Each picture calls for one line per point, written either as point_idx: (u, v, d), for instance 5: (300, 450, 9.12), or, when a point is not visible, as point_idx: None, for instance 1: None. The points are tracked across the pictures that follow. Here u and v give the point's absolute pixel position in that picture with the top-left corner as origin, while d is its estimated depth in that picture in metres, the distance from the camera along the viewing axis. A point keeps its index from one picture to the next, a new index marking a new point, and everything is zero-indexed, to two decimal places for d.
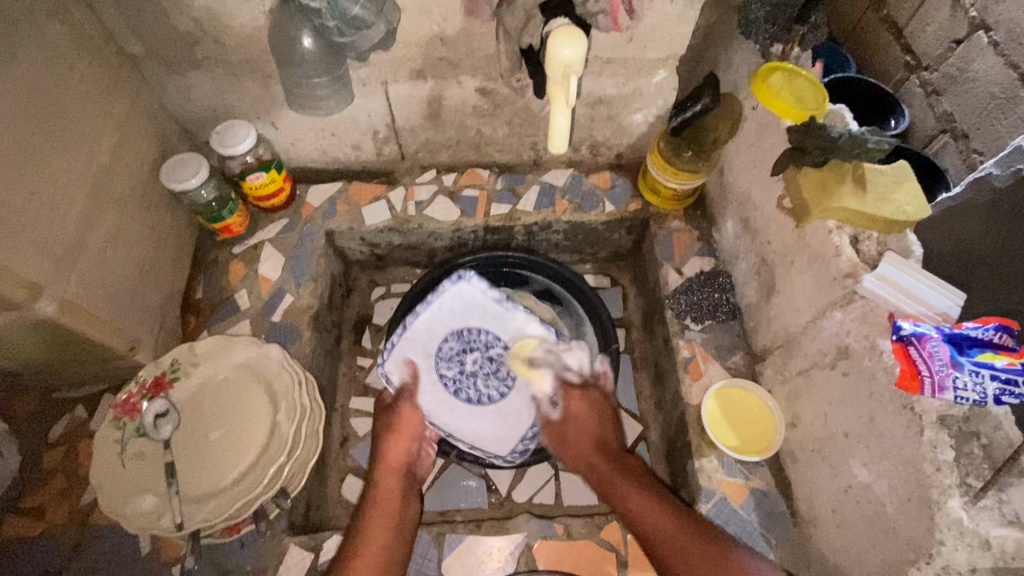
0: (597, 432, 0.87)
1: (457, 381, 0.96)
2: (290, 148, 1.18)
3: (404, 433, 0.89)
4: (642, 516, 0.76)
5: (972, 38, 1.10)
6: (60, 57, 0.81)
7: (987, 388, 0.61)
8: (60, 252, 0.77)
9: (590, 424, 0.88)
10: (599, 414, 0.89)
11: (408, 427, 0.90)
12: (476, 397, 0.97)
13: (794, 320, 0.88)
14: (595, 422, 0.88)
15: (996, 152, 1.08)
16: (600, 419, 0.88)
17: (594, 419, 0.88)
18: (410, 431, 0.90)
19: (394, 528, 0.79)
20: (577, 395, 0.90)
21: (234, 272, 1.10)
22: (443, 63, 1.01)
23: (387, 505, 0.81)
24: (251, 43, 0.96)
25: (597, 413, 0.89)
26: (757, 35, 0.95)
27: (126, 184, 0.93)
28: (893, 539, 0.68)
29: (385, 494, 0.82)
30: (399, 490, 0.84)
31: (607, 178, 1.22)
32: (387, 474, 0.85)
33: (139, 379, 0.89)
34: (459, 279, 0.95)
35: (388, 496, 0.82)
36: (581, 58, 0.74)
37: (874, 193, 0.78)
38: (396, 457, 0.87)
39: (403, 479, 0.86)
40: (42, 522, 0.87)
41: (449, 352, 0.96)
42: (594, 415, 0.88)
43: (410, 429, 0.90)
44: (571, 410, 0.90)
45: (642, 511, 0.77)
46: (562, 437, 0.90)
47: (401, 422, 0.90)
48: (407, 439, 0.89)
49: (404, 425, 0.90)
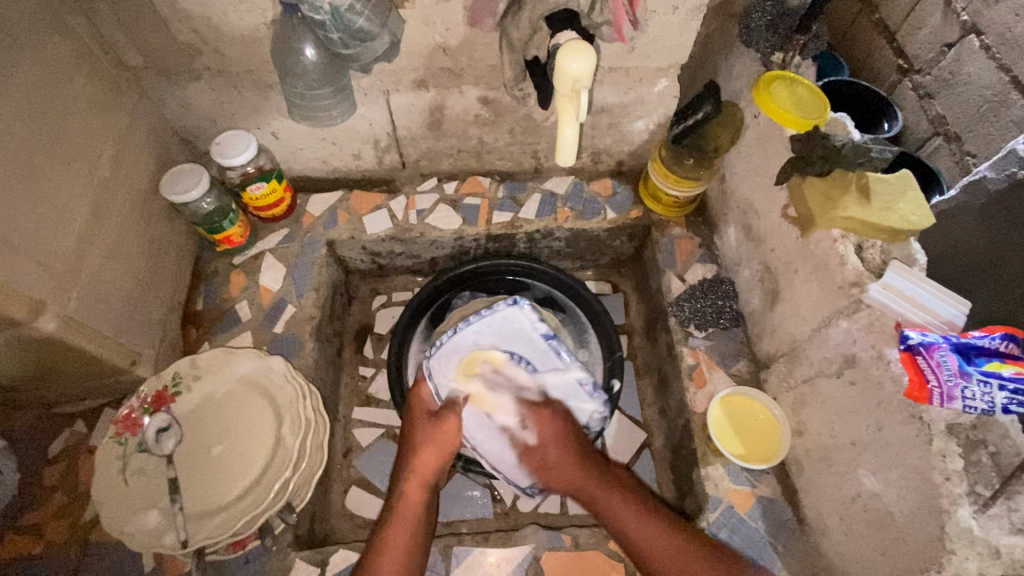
0: (576, 454, 0.85)
1: None
2: (290, 157, 1.17)
3: (444, 447, 0.85)
4: (639, 532, 0.78)
5: (963, 42, 1.13)
6: (57, 70, 0.79)
7: (996, 398, 0.60)
8: (60, 269, 0.76)
9: (559, 450, 0.85)
10: (575, 436, 0.87)
11: (448, 440, 0.86)
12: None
13: (799, 327, 0.89)
14: (567, 446, 0.86)
15: (989, 154, 1.11)
16: (578, 440, 0.87)
17: (566, 440, 0.86)
18: (449, 443, 0.86)
19: (415, 542, 0.78)
20: (547, 416, 0.87)
21: (234, 282, 1.10)
22: (445, 73, 1.01)
23: (411, 520, 0.79)
24: (252, 53, 0.95)
25: (569, 433, 0.87)
26: (757, 44, 0.97)
27: (125, 197, 0.92)
28: (903, 548, 0.68)
29: (411, 506, 0.81)
30: (426, 504, 0.82)
31: (607, 185, 1.23)
32: (416, 484, 0.82)
33: (139, 393, 0.87)
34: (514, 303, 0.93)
35: (414, 509, 0.80)
36: (590, 72, 0.74)
37: (878, 201, 0.78)
38: (430, 467, 0.84)
39: (431, 493, 0.84)
40: (41, 540, 0.86)
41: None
42: (564, 436, 0.86)
43: (451, 442, 0.86)
44: (542, 429, 0.87)
45: (636, 536, 0.78)
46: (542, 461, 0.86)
47: (441, 433, 0.86)
48: (444, 454, 0.85)
49: (447, 437, 0.86)
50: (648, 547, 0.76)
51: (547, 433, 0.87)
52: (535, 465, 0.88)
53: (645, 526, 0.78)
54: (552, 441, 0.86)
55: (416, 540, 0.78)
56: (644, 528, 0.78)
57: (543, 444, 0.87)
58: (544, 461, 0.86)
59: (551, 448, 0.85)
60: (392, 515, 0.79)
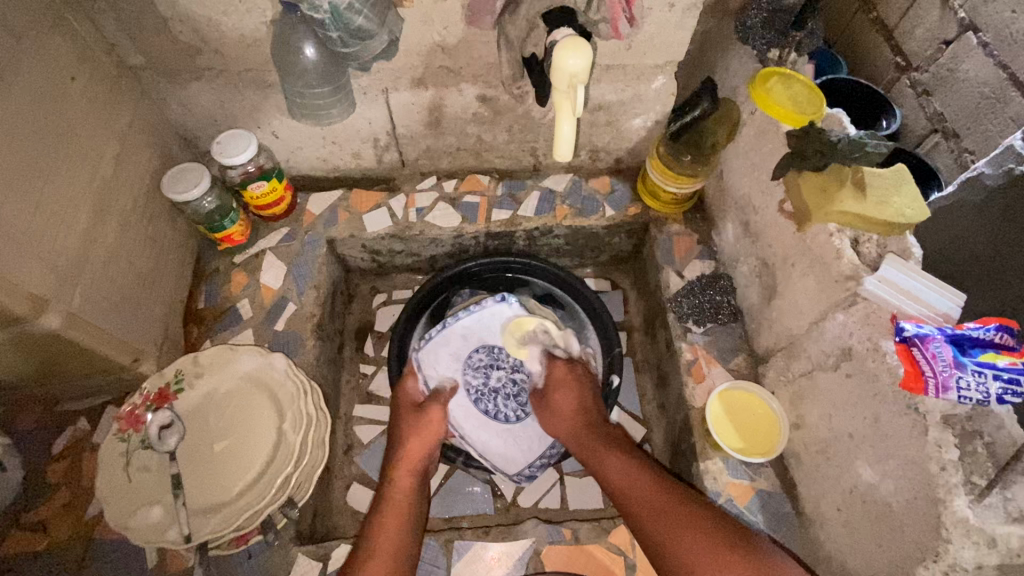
0: (581, 400, 0.93)
1: (480, 392, 1.05)
2: (290, 156, 1.18)
3: (430, 434, 0.89)
4: (626, 480, 0.78)
5: (962, 38, 1.13)
6: (61, 70, 0.80)
7: (991, 388, 0.61)
8: (63, 266, 0.77)
9: (565, 394, 0.94)
10: (584, 384, 0.95)
11: (432, 428, 0.90)
12: (492, 411, 1.05)
13: (796, 322, 0.89)
14: (574, 390, 0.95)
15: (987, 151, 1.11)
16: (583, 387, 0.95)
17: (573, 386, 0.95)
18: (434, 432, 0.90)
19: (406, 527, 0.78)
20: (561, 363, 0.98)
21: (236, 281, 1.10)
22: (444, 72, 1.02)
23: (403, 501, 0.81)
24: (252, 52, 0.96)
25: (576, 381, 0.96)
26: (754, 41, 0.96)
27: (127, 195, 0.93)
28: (900, 539, 0.69)
29: (402, 491, 0.82)
30: (416, 490, 0.84)
31: (606, 182, 1.24)
32: (406, 471, 0.85)
33: (142, 390, 0.88)
34: (502, 299, 1.07)
35: (404, 496, 0.82)
36: (587, 68, 0.74)
37: (874, 196, 0.78)
38: (418, 453, 0.87)
39: (421, 478, 0.86)
40: (45, 537, 0.86)
41: (479, 362, 1.06)
42: (578, 382, 0.95)
43: (435, 430, 0.90)
44: (554, 374, 0.97)
45: (625, 484, 0.78)
46: (547, 404, 0.96)
47: (427, 422, 0.91)
48: (430, 440, 0.89)
49: (430, 425, 0.91)
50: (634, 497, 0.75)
51: (559, 378, 0.97)
52: (543, 408, 0.97)
53: (631, 478, 0.78)
54: (561, 384, 0.95)
55: (406, 524, 0.78)
56: (631, 482, 0.77)
57: (553, 387, 0.96)
58: (551, 404, 0.96)
59: (558, 389, 0.95)
60: (383, 503, 0.80)
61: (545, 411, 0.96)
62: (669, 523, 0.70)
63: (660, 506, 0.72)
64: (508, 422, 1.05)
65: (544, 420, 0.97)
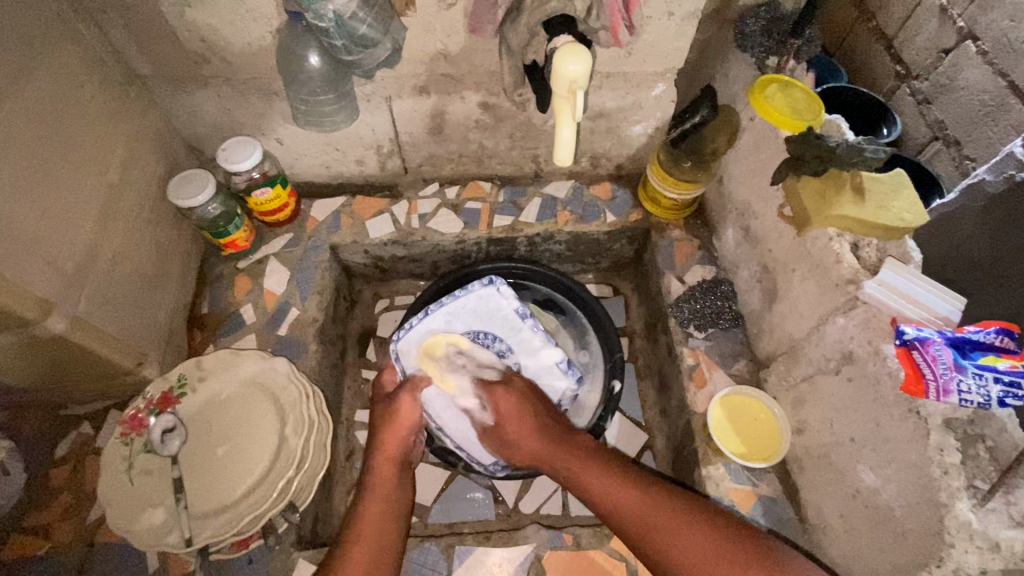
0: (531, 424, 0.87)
1: None
2: (294, 163, 1.19)
3: (401, 426, 0.89)
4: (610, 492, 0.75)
5: (961, 47, 1.14)
6: (71, 77, 0.81)
7: (991, 391, 0.61)
8: (70, 270, 0.78)
9: (518, 423, 0.88)
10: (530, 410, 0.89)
11: (405, 418, 0.90)
12: None
13: (797, 326, 0.90)
14: (525, 417, 0.88)
15: (989, 157, 1.11)
16: (530, 407, 0.89)
17: (524, 411, 0.88)
18: (406, 422, 0.90)
19: (391, 518, 0.79)
20: (502, 393, 0.91)
21: (239, 286, 1.11)
22: (446, 80, 1.03)
23: (387, 492, 0.82)
24: (257, 61, 0.97)
25: (525, 404, 0.89)
26: (753, 48, 0.97)
27: (134, 202, 0.94)
28: (904, 543, 0.68)
29: (384, 481, 0.84)
30: (397, 479, 0.85)
31: (607, 190, 1.25)
32: (384, 462, 0.86)
33: (146, 395, 0.88)
34: (488, 284, 1.00)
35: (384, 487, 0.83)
36: (586, 74, 0.75)
37: (873, 201, 0.78)
38: (395, 444, 0.87)
39: (402, 467, 0.87)
40: (46, 540, 0.86)
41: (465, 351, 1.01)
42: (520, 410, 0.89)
43: (408, 420, 0.90)
44: (500, 407, 0.90)
45: (610, 496, 0.75)
46: (502, 437, 0.90)
47: (398, 414, 0.90)
48: (405, 431, 0.89)
49: (401, 415, 0.90)
50: (618, 503, 0.74)
51: (504, 410, 0.90)
52: (501, 442, 0.91)
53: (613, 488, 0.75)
54: (508, 415, 0.89)
55: (392, 517, 0.79)
56: (614, 492, 0.75)
57: (502, 422, 0.89)
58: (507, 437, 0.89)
59: (512, 422, 0.88)
60: (364, 494, 0.82)
61: (503, 444, 0.91)
62: (668, 540, 0.68)
63: (653, 520, 0.70)
64: None
65: (505, 450, 0.92)
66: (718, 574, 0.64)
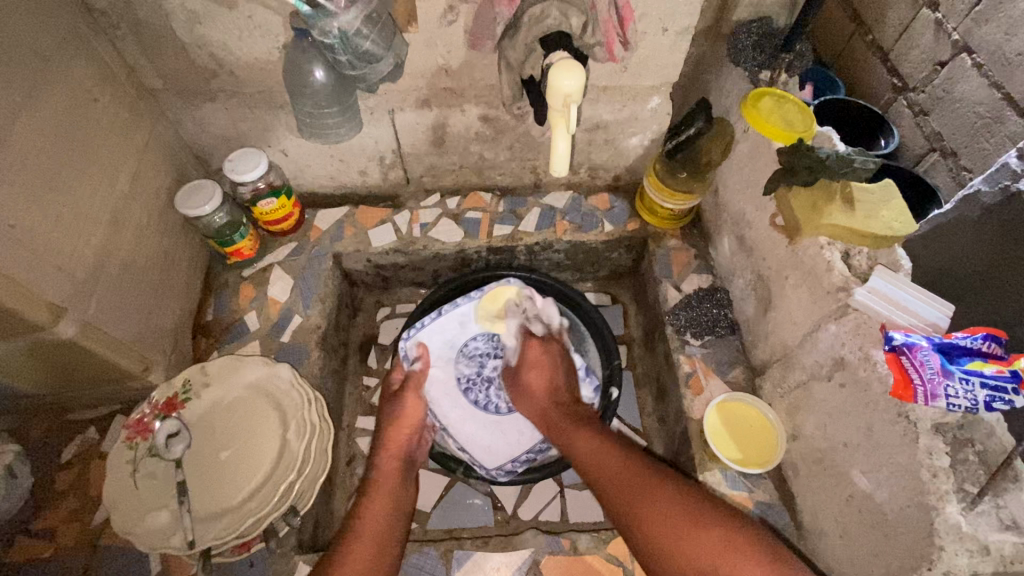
0: (550, 381, 0.99)
1: (470, 382, 1.12)
2: (299, 174, 1.21)
3: (407, 422, 0.95)
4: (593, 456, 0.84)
5: (956, 60, 1.16)
6: (85, 91, 0.84)
7: (978, 395, 0.62)
8: (81, 277, 0.80)
9: (539, 373, 0.99)
10: (556, 365, 1.01)
11: (410, 415, 0.96)
12: (482, 401, 1.11)
13: (791, 333, 0.91)
14: (547, 372, 1.00)
15: (984, 168, 1.13)
16: (555, 366, 1.01)
17: (544, 366, 1.00)
18: (411, 421, 0.96)
19: (393, 509, 0.83)
20: (535, 345, 1.02)
21: (244, 294, 1.13)
22: (446, 93, 1.06)
23: (388, 486, 0.86)
24: (264, 75, 1.00)
25: (547, 360, 1.01)
26: (745, 62, 0.99)
27: (143, 211, 0.96)
28: (894, 546, 0.69)
29: (387, 474, 0.88)
30: (401, 473, 0.89)
31: (605, 200, 1.27)
32: (388, 459, 0.91)
33: (151, 400, 0.90)
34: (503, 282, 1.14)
35: (387, 482, 0.87)
36: (581, 88, 0.78)
37: (862, 210, 0.81)
38: (399, 441, 0.93)
39: (404, 463, 0.92)
40: (52, 544, 0.88)
41: (475, 351, 1.13)
42: (551, 362, 1.01)
43: (413, 418, 0.96)
44: (529, 353, 1.02)
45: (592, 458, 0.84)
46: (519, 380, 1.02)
47: (403, 413, 0.96)
48: (409, 428, 0.95)
49: (408, 413, 0.96)
50: (600, 469, 0.82)
51: (532, 356, 1.02)
52: (516, 387, 1.03)
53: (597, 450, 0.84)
54: (535, 364, 1.00)
55: (393, 510, 0.83)
56: (596, 454, 0.84)
57: (527, 368, 1.01)
58: (522, 384, 1.01)
59: (534, 370, 1.00)
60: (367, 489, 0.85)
61: (517, 389, 1.02)
62: (637, 499, 0.75)
63: (627, 481, 0.78)
64: (498, 413, 1.11)
65: (517, 396, 1.03)
66: (684, 533, 0.69)
